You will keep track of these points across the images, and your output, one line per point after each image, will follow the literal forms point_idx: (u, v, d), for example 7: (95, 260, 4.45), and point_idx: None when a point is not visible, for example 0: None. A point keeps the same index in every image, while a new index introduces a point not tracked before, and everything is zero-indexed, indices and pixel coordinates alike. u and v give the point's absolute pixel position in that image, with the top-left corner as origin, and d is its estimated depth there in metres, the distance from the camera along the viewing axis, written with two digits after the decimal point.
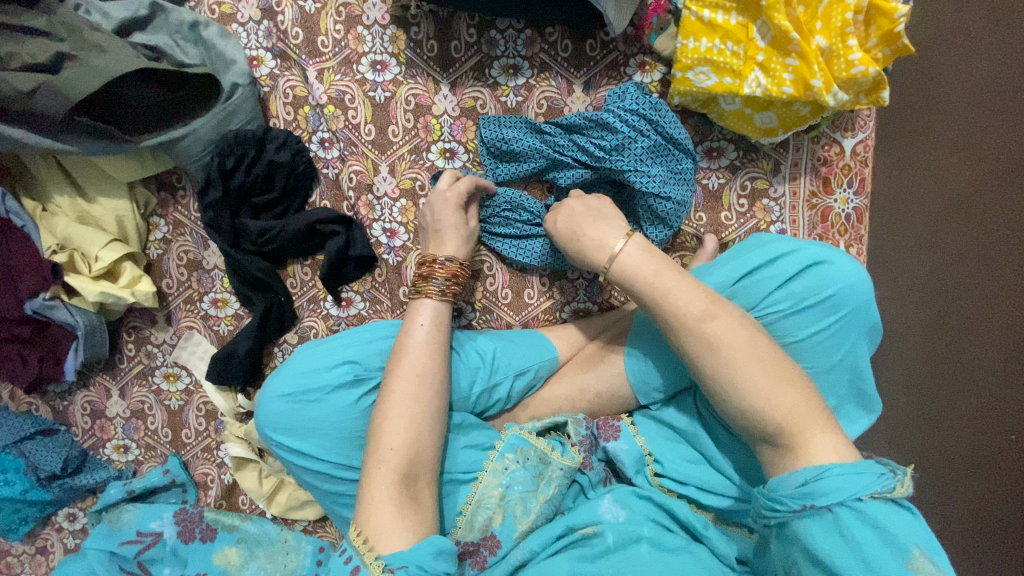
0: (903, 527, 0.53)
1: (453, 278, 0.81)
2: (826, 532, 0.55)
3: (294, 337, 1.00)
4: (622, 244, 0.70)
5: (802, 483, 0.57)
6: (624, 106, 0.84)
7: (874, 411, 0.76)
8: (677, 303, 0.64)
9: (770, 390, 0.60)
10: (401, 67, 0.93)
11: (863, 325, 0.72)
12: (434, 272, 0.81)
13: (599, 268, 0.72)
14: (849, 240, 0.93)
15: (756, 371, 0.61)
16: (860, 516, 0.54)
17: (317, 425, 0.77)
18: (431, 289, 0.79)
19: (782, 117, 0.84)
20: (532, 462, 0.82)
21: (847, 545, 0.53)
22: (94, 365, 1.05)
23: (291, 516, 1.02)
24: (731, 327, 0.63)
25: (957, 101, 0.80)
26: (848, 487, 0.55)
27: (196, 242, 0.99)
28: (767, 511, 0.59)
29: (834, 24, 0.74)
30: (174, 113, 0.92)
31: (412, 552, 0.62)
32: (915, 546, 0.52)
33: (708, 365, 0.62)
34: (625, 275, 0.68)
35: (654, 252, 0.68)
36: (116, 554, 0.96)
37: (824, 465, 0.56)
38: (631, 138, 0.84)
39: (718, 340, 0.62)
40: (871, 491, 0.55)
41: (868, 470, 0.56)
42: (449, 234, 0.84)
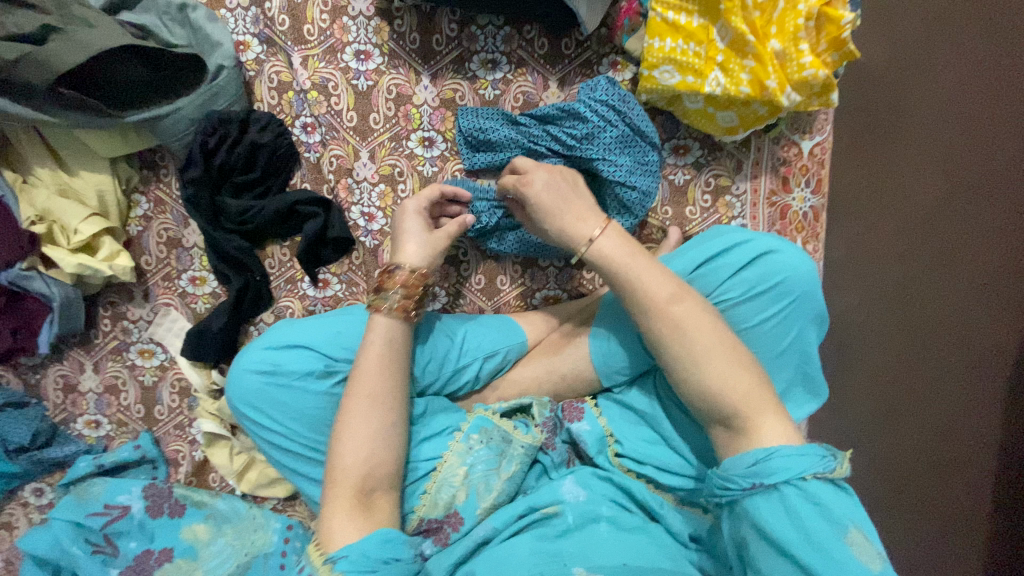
0: (841, 505, 0.58)
1: (405, 289, 0.79)
2: (775, 508, 0.59)
3: (271, 316, 1.02)
4: (599, 233, 0.73)
5: (752, 463, 0.61)
6: (594, 97, 0.89)
7: (820, 397, 0.80)
8: (647, 287, 0.68)
9: (728, 375, 0.64)
10: (384, 58, 0.97)
11: (811, 312, 0.76)
12: (387, 284, 0.80)
13: (574, 246, 0.74)
14: (806, 237, 0.99)
15: (715, 359, 0.65)
16: (805, 494, 0.58)
17: (285, 402, 0.79)
18: (380, 301, 0.78)
19: (742, 117, 0.89)
20: (495, 442, 0.84)
21: (793, 521, 0.57)
22: (68, 340, 1.05)
23: (260, 494, 1.04)
24: (694, 312, 0.67)
25: None
26: (795, 467, 0.59)
27: (177, 220, 1.01)
28: (718, 490, 0.63)
29: (787, 29, 0.79)
30: (157, 89, 0.94)
31: (358, 544, 0.67)
32: (852, 523, 0.57)
33: (673, 349, 0.66)
34: (602, 258, 0.71)
35: (629, 241, 0.72)
36: (82, 526, 0.96)
37: (774, 447, 0.61)
38: (600, 128, 0.88)
39: (682, 324, 0.66)
40: (815, 471, 0.59)
41: (812, 452, 0.60)
42: (408, 241, 0.82)
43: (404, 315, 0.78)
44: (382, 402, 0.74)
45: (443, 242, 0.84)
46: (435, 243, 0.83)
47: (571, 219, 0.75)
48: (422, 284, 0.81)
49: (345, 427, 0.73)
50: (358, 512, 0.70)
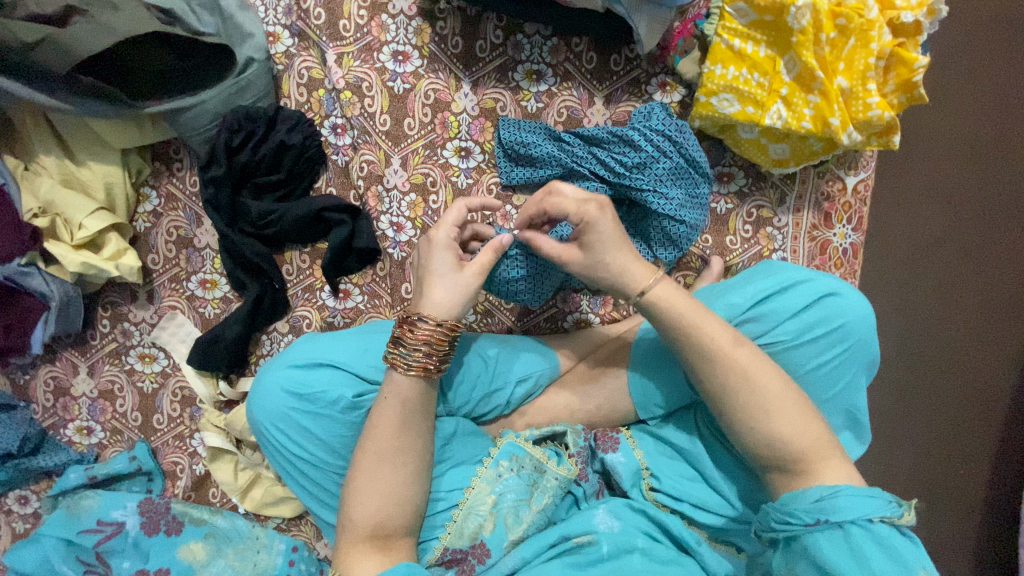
0: (909, 549, 0.57)
1: (426, 347, 0.69)
2: (837, 546, 0.58)
3: (285, 326, 0.96)
4: (654, 280, 0.71)
5: (817, 499, 0.61)
6: (650, 126, 0.85)
7: (864, 442, 0.80)
8: (709, 332, 0.69)
9: (797, 423, 0.66)
10: (423, 61, 0.92)
11: (864, 358, 0.75)
12: (403, 336, 0.70)
13: (628, 293, 0.72)
14: (844, 273, 0.96)
15: (788, 409, 0.66)
16: (871, 535, 0.58)
17: (312, 427, 0.74)
18: (399, 355, 0.70)
19: (795, 150, 0.87)
20: (527, 470, 0.80)
21: (856, 560, 0.57)
22: (63, 340, 0.98)
23: (264, 513, 0.97)
24: (756, 357, 0.68)
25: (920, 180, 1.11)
26: (861, 507, 0.59)
27: (189, 218, 0.95)
28: (778, 524, 0.63)
29: (856, 67, 0.78)
30: (183, 80, 0.89)
31: None
32: (922, 568, 0.55)
33: (736, 393, 0.67)
34: (663, 305, 0.70)
35: (683, 288, 0.72)
36: (73, 543, 0.89)
37: (839, 486, 0.61)
38: (654, 158, 0.85)
39: (747, 371, 0.67)
40: (882, 514, 0.59)
41: (877, 494, 0.60)
42: (433, 283, 0.71)
43: (425, 373, 0.69)
44: (417, 421, 0.70)
45: (475, 285, 0.71)
46: (466, 286, 0.70)
47: (629, 261, 0.71)
48: (448, 338, 0.70)
49: (380, 446, 0.68)
50: (375, 548, 0.67)
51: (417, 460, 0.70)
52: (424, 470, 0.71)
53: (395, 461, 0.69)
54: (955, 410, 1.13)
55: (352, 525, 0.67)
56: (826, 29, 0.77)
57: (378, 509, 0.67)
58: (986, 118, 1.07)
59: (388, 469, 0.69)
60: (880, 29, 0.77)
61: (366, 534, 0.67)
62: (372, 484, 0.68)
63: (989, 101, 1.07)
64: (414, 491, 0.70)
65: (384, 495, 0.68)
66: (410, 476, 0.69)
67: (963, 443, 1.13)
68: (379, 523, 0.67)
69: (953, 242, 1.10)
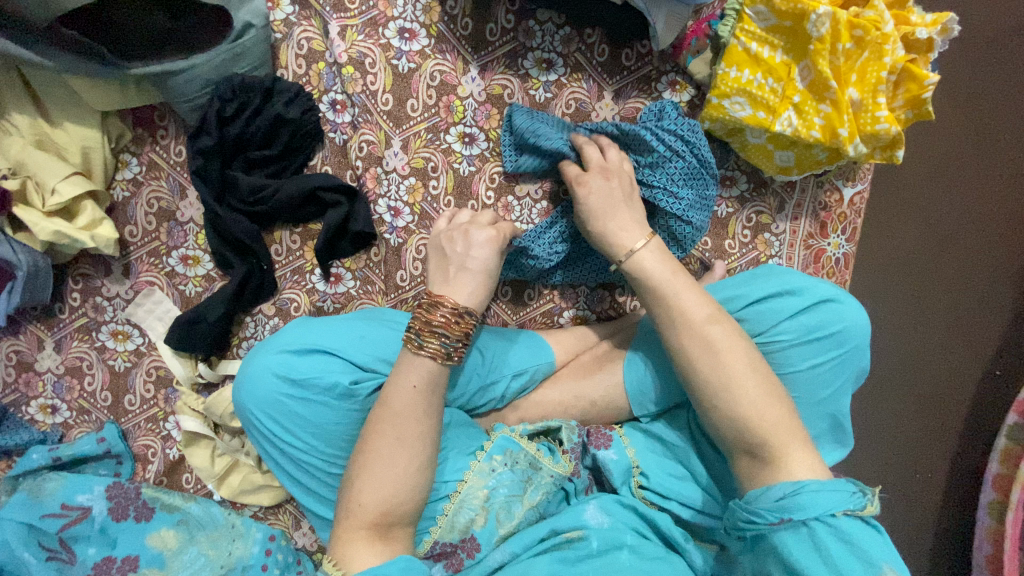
0: (873, 544, 0.57)
1: (464, 341, 0.69)
2: (803, 546, 0.58)
3: (271, 309, 0.92)
4: (640, 246, 0.74)
5: (780, 497, 0.61)
6: (664, 125, 0.84)
7: (846, 446, 0.82)
8: (684, 303, 0.70)
9: (788, 423, 0.65)
10: (430, 41, 0.88)
11: (855, 366, 0.77)
12: (444, 326, 0.69)
13: (614, 258, 0.76)
14: (835, 282, 0.98)
15: (774, 405, 0.66)
16: (834, 531, 0.58)
17: (305, 415, 0.71)
18: (438, 346, 0.68)
19: (799, 158, 0.87)
20: (521, 466, 0.79)
21: (822, 558, 0.57)
22: (27, 312, 0.92)
23: (241, 500, 0.93)
24: (731, 334, 0.69)
25: (898, 198, 1.14)
26: (823, 504, 0.59)
27: (172, 189, 0.90)
28: (743, 523, 0.63)
29: (868, 80, 0.78)
30: (172, 41, 0.83)
31: (378, 568, 0.62)
32: (886, 562, 0.56)
33: (702, 366, 0.68)
34: (642, 273, 0.73)
35: (668, 258, 0.74)
36: (35, 527, 0.82)
37: (802, 481, 0.61)
38: (667, 159, 0.83)
39: (716, 346, 0.68)
40: (844, 509, 0.59)
41: (841, 488, 0.61)
42: (470, 273, 0.73)
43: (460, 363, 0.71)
44: (428, 404, 0.68)
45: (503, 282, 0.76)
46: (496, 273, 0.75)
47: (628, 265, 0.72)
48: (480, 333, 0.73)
49: (394, 429, 0.66)
50: (377, 538, 0.65)
51: (416, 446, 0.67)
52: (434, 456, 0.69)
53: (386, 454, 0.66)
54: (921, 419, 1.18)
55: (359, 510, 0.65)
56: (844, 39, 0.76)
57: (386, 495, 0.65)
58: (964, 142, 1.13)
59: (403, 454, 0.66)
60: (895, 43, 0.76)
61: (370, 521, 0.65)
62: (379, 468, 0.66)
63: (971, 126, 1.12)
64: (421, 479, 0.68)
65: (390, 483, 0.65)
66: (410, 463, 0.67)
67: (926, 451, 1.18)
68: (386, 510, 0.65)
69: (930, 257, 1.14)
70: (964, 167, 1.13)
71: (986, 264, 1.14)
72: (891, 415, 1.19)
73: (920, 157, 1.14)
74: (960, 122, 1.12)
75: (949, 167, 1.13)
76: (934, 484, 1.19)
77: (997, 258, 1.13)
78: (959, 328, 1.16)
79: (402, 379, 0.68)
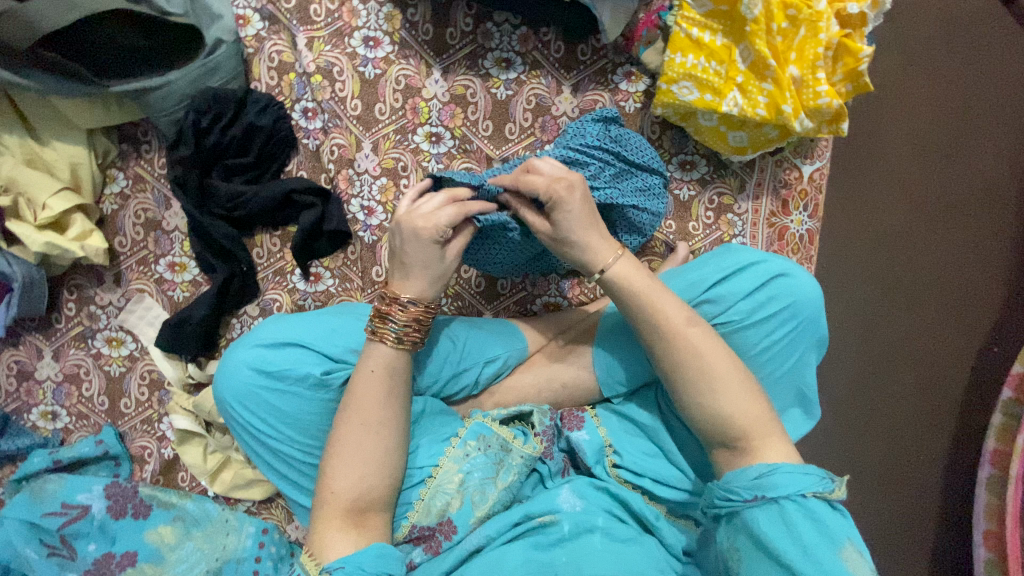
0: (839, 523, 0.60)
1: (415, 323, 0.72)
2: (773, 520, 0.61)
3: (255, 310, 0.96)
4: (615, 258, 0.73)
5: (757, 476, 0.64)
6: (586, 142, 0.85)
7: (814, 418, 0.84)
8: (665, 311, 0.70)
9: (743, 400, 0.68)
10: (394, 47, 0.93)
11: (813, 336, 0.79)
12: (393, 313, 0.72)
13: (590, 271, 0.74)
14: (800, 259, 1.00)
15: (733, 384, 0.68)
16: (804, 509, 0.60)
17: (279, 405, 0.75)
18: (387, 331, 0.72)
19: (752, 138, 0.91)
20: (493, 449, 0.81)
21: (789, 532, 0.59)
22: (27, 324, 0.97)
23: (234, 495, 0.96)
24: (708, 336, 0.70)
25: (865, 174, 1.16)
26: (796, 483, 0.62)
27: (157, 201, 0.95)
28: (719, 501, 0.65)
29: (806, 57, 0.82)
30: (150, 61, 0.90)
31: (352, 556, 0.65)
32: (848, 540, 0.59)
33: (688, 370, 0.69)
34: (621, 285, 0.72)
35: (642, 266, 0.73)
36: (37, 526, 0.88)
37: (777, 463, 0.64)
38: (601, 168, 0.84)
39: (698, 349, 0.69)
40: (815, 490, 0.61)
41: (812, 472, 0.63)
42: (416, 271, 0.72)
43: (415, 347, 0.73)
44: (395, 386, 0.72)
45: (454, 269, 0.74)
46: (447, 270, 0.73)
47: (585, 249, 0.73)
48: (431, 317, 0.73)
49: (363, 415, 0.70)
50: (351, 525, 0.68)
51: (387, 434, 0.71)
52: (403, 441, 0.73)
53: (357, 440, 0.70)
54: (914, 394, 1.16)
55: (333, 497, 0.69)
56: (777, 19, 0.81)
57: (359, 477, 0.69)
58: (927, 116, 1.14)
59: (373, 439, 0.70)
60: (829, 20, 0.81)
61: (344, 506, 0.68)
62: (349, 454, 0.70)
63: (936, 101, 1.14)
64: (391, 462, 0.71)
65: (361, 468, 0.69)
66: (380, 448, 0.70)
67: (920, 429, 1.17)
68: (360, 494, 0.69)
69: (907, 232, 1.15)
70: (932, 140, 1.13)
71: (964, 235, 1.14)
72: (878, 393, 1.17)
73: (885, 133, 1.16)
74: (920, 100, 1.14)
75: (918, 142, 1.13)
76: (932, 462, 1.17)
77: (972, 229, 1.13)
78: (948, 302, 1.14)
79: (362, 364, 0.72)
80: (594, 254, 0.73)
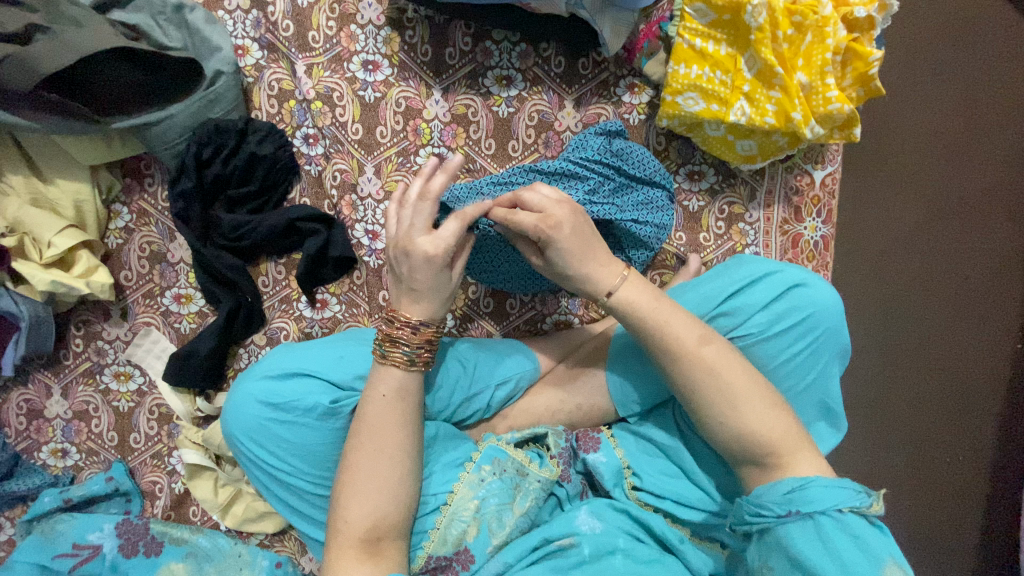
0: (878, 541, 0.56)
1: (427, 345, 0.70)
2: (809, 538, 0.58)
3: (262, 339, 0.95)
4: (621, 280, 0.70)
5: (789, 491, 0.61)
6: (587, 155, 0.83)
7: (841, 431, 0.81)
8: (675, 332, 0.68)
9: (766, 414, 0.65)
10: (393, 69, 0.92)
11: (836, 347, 0.77)
12: (403, 336, 0.70)
13: (595, 296, 0.71)
14: (816, 266, 0.97)
15: (753, 398, 0.66)
16: (840, 526, 0.57)
17: (289, 437, 0.73)
18: (399, 355, 0.70)
19: (761, 146, 0.89)
20: (509, 474, 0.79)
21: (827, 550, 0.56)
22: (35, 362, 0.97)
23: (246, 529, 0.95)
24: (724, 353, 0.68)
25: None
26: (830, 498, 0.59)
27: (162, 233, 0.94)
28: (750, 517, 0.63)
29: (814, 63, 0.80)
30: (150, 95, 0.89)
31: None
32: (890, 558, 0.55)
33: (705, 390, 0.67)
34: (629, 309, 0.69)
35: (649, 284, 0.71)
36: (47, 568, 0.88)
37: (809, 477, 0.61)
38: (601, 182, 0.82)
39: (714, 368, 0.67)
40: (850, 505, 0.58)
41: (847, 485, 0.60)
42: (428, 293, 0.69)
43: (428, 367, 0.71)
44: (404, 415, 0.70)
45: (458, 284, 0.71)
46: (454, 288, 0.70)
47: (590, 267, 0.70)
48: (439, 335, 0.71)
49: (371, 442, 0.69)
50: (364, 558, 0.66)
51: (399, 463, 0.69)
52: (414, 468, 0.71)
53: (367, 470, 0.68)
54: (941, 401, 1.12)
55: (344, 530, 0.67)
56: (783, 26, 0.79)
57: (370, 510, 0.67)
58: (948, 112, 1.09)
59: (383, 468, 0.68)
60: (836, 25, 0.79)
61: (356, 538, 0.66)
62: (360, 485, 0.68)
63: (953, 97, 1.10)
64: (403, 491, 0.69)
65: (373, 498, 0.67)
66: (393, 478, 0.68)
67: (947, 435, 1.13)
68: (374, 524, 0.67)
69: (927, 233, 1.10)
70: (954, 135, 1.08)
71: (986, 233, 1.10)
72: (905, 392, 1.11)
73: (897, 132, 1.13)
74: (947, 92, 1.08)
75: (937, 138, 1.09)
76: (965, 470, 1.12)
77: (995, 226, 1.09)
78: (974, 304, 1.10)
79: (373, 389, 0.70)
80: (604, 268, 0.70)
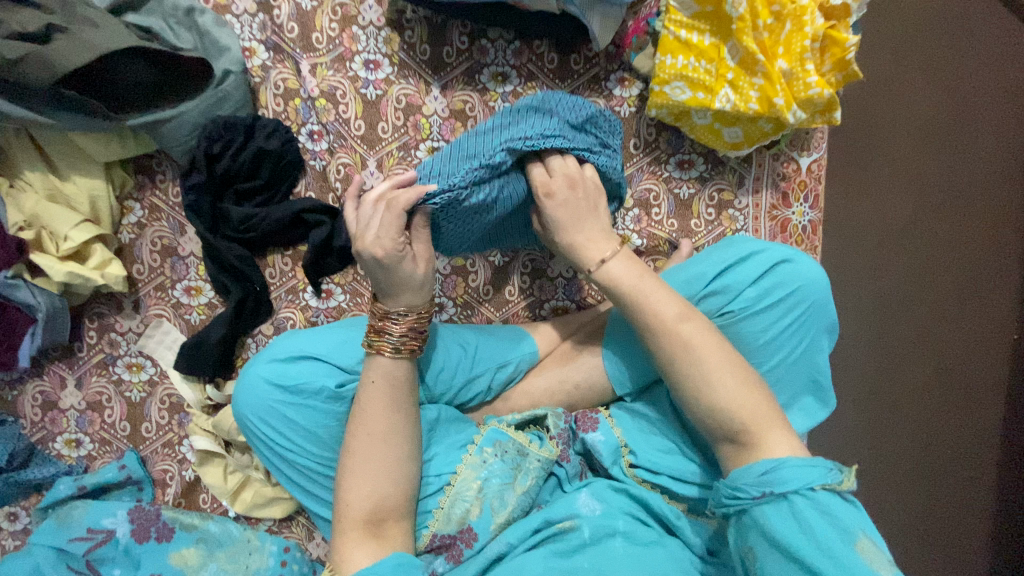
0: (850, 514, 0.57)
1: (412, 333, 0.72)
2: (783, 516, 0.57)
3: (270, 329, 0.98)
4: (610, 255, 0.72)
5: (762, 472, 0.60)
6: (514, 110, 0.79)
7: (831, 406, 0.83)
8: (654, 307, 0.69)
9: (736, 396, 0.64)
10: (393, 68, 0.96)
11: (822, 322, 0.79)
12: (387, 327, 0.72)
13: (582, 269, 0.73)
14: (805, 249, 1.00)
15: (726, 376, 0.65)
16: (813, 504, 0.57)
17: (296, 418, 0.76)
18: (383, 344, 0.72)
19: (747, 133, 0.92)
20: (511, 454, 0.81)
21: (800, 527, 0.56)
22: (51, 354, 1.00)
23: (255, 515, 0.97)
24: (702, 330, 0.68)
25: None
26: (803, 477, 0.58)
27: (173, 228, 0.98)
28: (727, 500, 0.62)
29: (794, 50, 0.84)
30: (161, 94, 0.94)
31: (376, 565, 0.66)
32: (861, 531, 0.56)
33: (681, 367, 0.67)
34: (616, 286, 0.71)
35: (635, 262, 0.72)
36: (64, 551, 0.90)
37: (781, 458, 0.60)
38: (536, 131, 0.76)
39: (691, 344, 0.67)
40: (821, 483, 0.58)
41: (818, 464, 0.60)
42: (401, 287, 0.70)
43: (414, 353, 0.73)
44: (403, 396, 0.73)
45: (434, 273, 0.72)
46: (426, 279, 0.71)
47: (580, 239, 0.73)
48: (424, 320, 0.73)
49: (370, 426, 0.71)
50: (368, 535, 0.69)
51: (400, 442, 0.72)
52: (415, 448, 0.73)
53: (370, 450, 0.71)
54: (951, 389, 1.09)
55: (348, 509, 0.69)
56: (763, 15, 0.83)
57: (371, 489, 0.70)
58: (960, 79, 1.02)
59: (384, 448, 0.71)
60: (813, 13, 0.84)
61: (360, 517, 0.69)
62: (364, 465, 0.71)
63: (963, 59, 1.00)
64: (404, 470, 0.72)
65: (375, 477, 0.70)
66: (395, 457, 0.71)
67: None
68: (374, 506, 0.70)
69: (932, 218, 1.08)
70: None
71: None
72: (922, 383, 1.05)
73: None
74: None
75: None
76: None
77: None
78: None
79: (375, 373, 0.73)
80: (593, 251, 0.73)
